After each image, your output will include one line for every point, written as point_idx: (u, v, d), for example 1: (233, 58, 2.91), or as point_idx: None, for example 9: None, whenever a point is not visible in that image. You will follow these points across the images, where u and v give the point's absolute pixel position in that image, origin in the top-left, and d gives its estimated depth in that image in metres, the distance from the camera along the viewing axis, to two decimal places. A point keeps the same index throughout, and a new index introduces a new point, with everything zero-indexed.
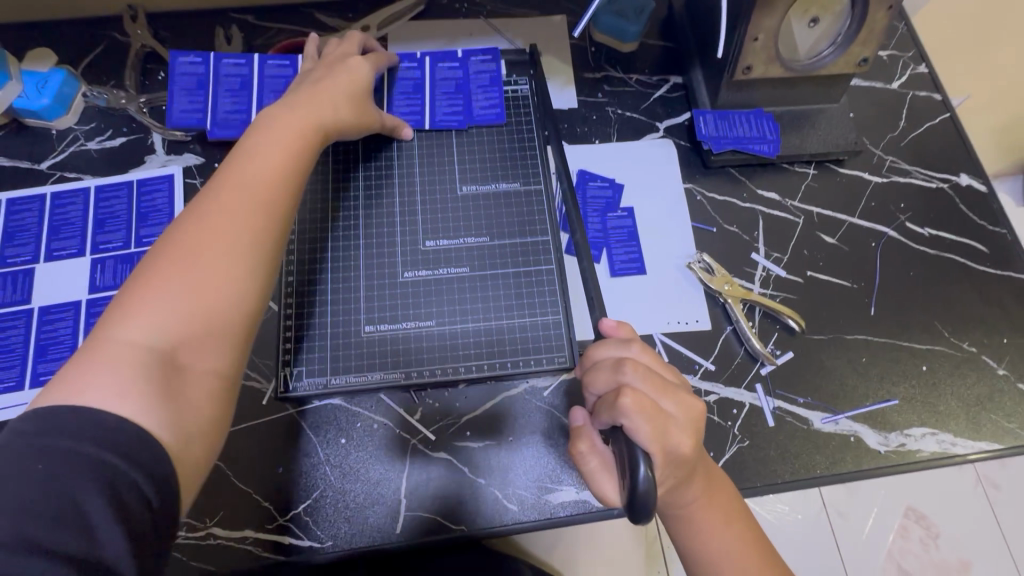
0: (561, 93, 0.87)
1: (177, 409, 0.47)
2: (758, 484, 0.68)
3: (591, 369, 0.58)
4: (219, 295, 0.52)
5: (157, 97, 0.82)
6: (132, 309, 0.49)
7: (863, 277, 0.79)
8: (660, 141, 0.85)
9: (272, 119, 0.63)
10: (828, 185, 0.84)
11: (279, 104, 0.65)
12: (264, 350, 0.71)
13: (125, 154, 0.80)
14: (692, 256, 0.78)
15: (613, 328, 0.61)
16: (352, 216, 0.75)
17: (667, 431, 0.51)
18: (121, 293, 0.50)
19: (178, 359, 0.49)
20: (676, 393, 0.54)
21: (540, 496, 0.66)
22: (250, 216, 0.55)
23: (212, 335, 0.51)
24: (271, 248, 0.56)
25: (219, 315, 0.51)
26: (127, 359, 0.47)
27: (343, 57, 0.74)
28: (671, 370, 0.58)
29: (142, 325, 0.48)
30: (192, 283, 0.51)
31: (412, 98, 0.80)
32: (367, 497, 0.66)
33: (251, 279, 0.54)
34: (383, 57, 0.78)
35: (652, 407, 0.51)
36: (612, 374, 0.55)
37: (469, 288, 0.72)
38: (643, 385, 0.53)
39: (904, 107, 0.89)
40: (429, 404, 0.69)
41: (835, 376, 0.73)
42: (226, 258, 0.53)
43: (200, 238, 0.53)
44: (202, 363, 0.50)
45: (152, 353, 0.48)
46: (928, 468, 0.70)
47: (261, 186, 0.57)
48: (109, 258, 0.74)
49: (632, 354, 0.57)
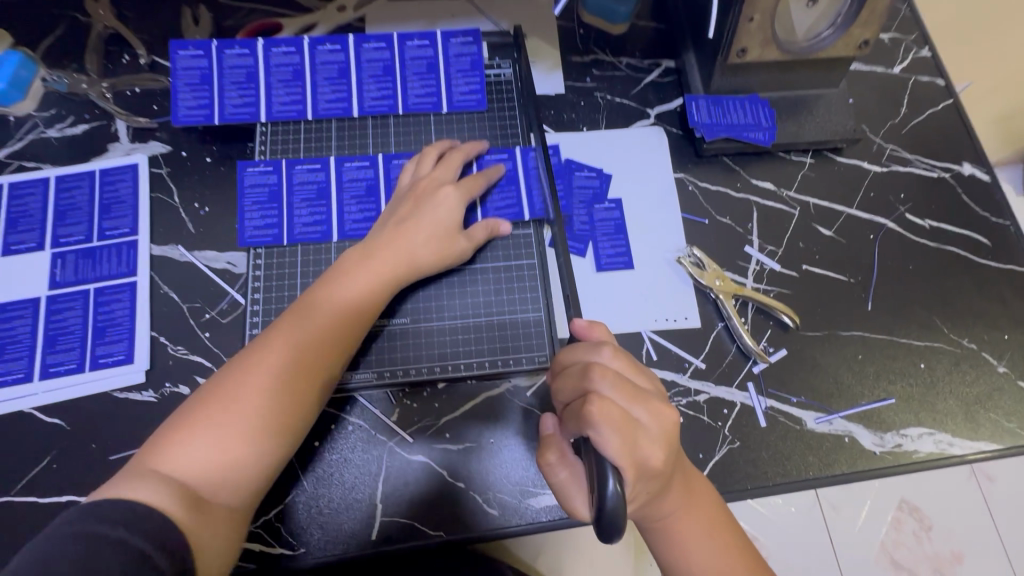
0: (547, 78, 0.83)
1: (209, 516, 0.50)
2: (749, 486, 0.66)
3: (561, 375, 0.54)
4: (263, 415, 0.55)
5: (120, 81, 0.77)
6: (187, 426, 0.53)
7: (861, 270, 0.76)
8: (651, 128, 0.81)
9: (347, 272, 0.64)
10: (825, 175, 0.80)
11: (356, 252, 0.66)
12: (232, 350, 0.68)
13: (86, 142, 0.76)
14: (682, 250, 0.75)
15: (585, 329, 0.58)
16: (324, 207, 0.72)
17: (637, 443, 0.49)
18: (181, 415, 0.55)
19: (216, 477, 0.52)
20: (648, 402, 0.51)
21: (521, 499, 0.64)
22: (299, 363, 0.58)
23: (250, 464, 0.54)
24: (310, 415, 0.58)
25: (258, 439, 0.54)
26: (170, 476, 0.50)
27: (438, 181, 0.70)
28: (645, 375, 0.54)
29: (190, 451, 0.52)
30: (240, 404, 0.55)
31: (505, 194, 0.74)
32: (342, 503, 0.63)
33: (289, 417, 0.56)
34: (482, 180, 0.72)
35: (621, 418, 0.48)
36: (580, 381, 0.51)
37: (445, 285, 0.70)
38: (613, 394, 0.50)
39: (906, 93, 0.86)
40: (405, 404, 0.67)
41: (830, 375, 0.71)
42: (268, 392, 0.56)
43: (258, 365, 0.57)
44: (240, 479, 0.53)
45: (194, 472, 0.52)
46: (925, 469, 0.68)
47: (315, 342, 0.59)
48: (70, 252, 0.70)
49: (603, 358, 0.53)
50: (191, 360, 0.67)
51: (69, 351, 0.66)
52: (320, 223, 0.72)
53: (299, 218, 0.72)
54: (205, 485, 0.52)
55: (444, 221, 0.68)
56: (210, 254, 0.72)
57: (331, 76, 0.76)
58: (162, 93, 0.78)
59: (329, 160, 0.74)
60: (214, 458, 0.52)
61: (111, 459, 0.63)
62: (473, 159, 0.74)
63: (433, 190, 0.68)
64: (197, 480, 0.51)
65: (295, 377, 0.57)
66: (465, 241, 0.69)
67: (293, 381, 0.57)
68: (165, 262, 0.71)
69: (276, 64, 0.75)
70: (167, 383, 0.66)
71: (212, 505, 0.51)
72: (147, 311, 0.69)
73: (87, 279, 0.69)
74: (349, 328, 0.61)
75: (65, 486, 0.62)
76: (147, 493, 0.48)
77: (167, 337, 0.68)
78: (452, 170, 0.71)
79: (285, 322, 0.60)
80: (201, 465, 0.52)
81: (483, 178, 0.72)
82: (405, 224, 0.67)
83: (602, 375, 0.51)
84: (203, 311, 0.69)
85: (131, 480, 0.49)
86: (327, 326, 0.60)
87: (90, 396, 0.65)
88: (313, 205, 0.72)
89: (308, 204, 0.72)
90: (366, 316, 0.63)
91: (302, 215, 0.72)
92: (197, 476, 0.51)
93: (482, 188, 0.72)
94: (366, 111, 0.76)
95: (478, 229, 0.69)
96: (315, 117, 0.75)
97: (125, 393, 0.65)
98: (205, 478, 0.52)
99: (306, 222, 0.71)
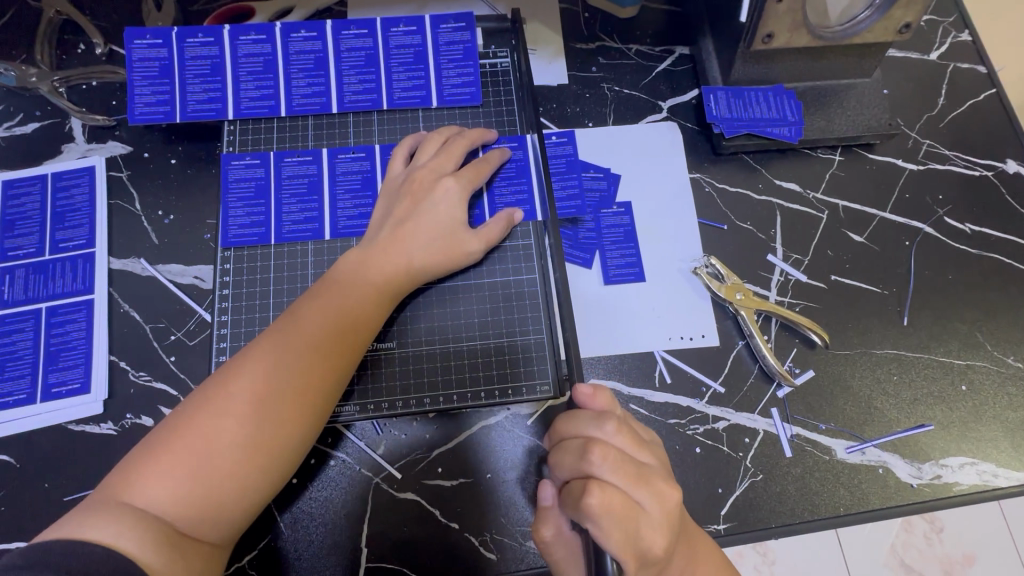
0: (548, 68, 0.75)
1: (184, 558, 0.43)
2: (772, 525, 0.59)
3: (558, 448, 0.49)
4: (253, 439, 0.48)
5: (74, 74, 0.70)
6: (162, 449, 0.46)
7: (895, 281, 0.68)
8: (663, 123, 0.73)
9: (347, 274, 0.58)
10: (855, 174, 0.73)
11: (353, 254, 0.59)
12: (200, 376, 0.61)
13: (37, 142, 0.68)
14: (698, 260, 0.68)
15: (588, 397, 0.51)
16: (299, 213, 0.65)
17: (640, 533, 0.43)
18: (157, 434, 0.47)
19: (193, 512, 0.45)
20: (652, 483, 0.45)
21: (522, 543, 0.57)
22: (295, 375, 0.51)
23: (237, 492, 0.47)
24: (307, 434, 0.51)
25: (245, 468, 0.47)
26: (140, 511, 0.43)
27: (437, 172, 0.62)
28: (650, 451, 0.48)
29: (165, 480, 0.45)
30: (224, 425, 0.47)
31: (516, 185, 0.67)
32: (322, 548, 0.56)
33: (282, 445, 0.49)
34: (486, 168, 0.64)
35: (623, 507, 0.43)
36: (578, 461, 0.46)
37: (436, 302, 0.63)
38: (614, 479, 0.44)
39: (944, 81, 0.78)
40: (393, 437, 0.60)
41: (861, 398, 0.64)
42: (257, 414, 0.48)
43: (246, 378, 0.49)
44: (224, 511, 0.47)
45: (167, 504, 0.44)
46: (967, 503, 0.61)
47: (313, 352, 0.52)
48: (19, 267, 0.63)
49: (604, 433, 0.48)
50: (154, 388, 0.61)
51: (19, 379, 0.60)
52: (311, 220, 0.65)
53: (289, 214, 0.65)
54: (183, 519, 0.45)
55: (450, 217, 0.61)
56: (175, 268, 0.65)
57: (308, 67, 0.68)
58: (122, 88, 0.71)
59: (320, 153, 0.67)
60: (194, 488, 0.45)
61: (65, 501, 0.56)
62: (478, 147, 0.66)
63: (437, 187, 0.61)
64: (172, 513, 0.44)
65: (289, 394, 0.50)
66: (474, 239, 0.62)
67: (287, 397, 0.50)
68: (126, 277, 0.64)
69: (245, 54, 0.68)
70: (128, 414, 0.59)
71: (190, 542, 0.44)
72: (105, 333, 0.62)
73: (39, 297, 0.62)
74: (352, 335, 0.55)
75: (16, 531, 0.56)
76: (113, 532, 0.41)
77: (128, 362, 0.61)
78: (453, 160, 0.63)
79: (278, 328, 0.53)
80: (177, 496, 0.45)
81: (488, 165, 0.64)
82: (407, 223, 0.60)
83: (603, 456, 0.45)
84: (168, 332, 0.62)
85: (95, 515, 0.43)
86: (326, 334, 0.53)
87: (42, 430, 0.58)
88: (304, 201, 0.65)
89: (298, 200, 0.65)
90: (370, 322, 0.57)
91: (292, 212, 0.65)
92: (173, 508, 0.44)
93: (486, 175, 0.64)
94: (346, 107, 0.68)
95: (492, 226, 0.62)
96: (290, 114, 0.67)
97: (81, 425, 0.59)
98: (183, 510, 0.45)
99: (297, 219, 0.65)
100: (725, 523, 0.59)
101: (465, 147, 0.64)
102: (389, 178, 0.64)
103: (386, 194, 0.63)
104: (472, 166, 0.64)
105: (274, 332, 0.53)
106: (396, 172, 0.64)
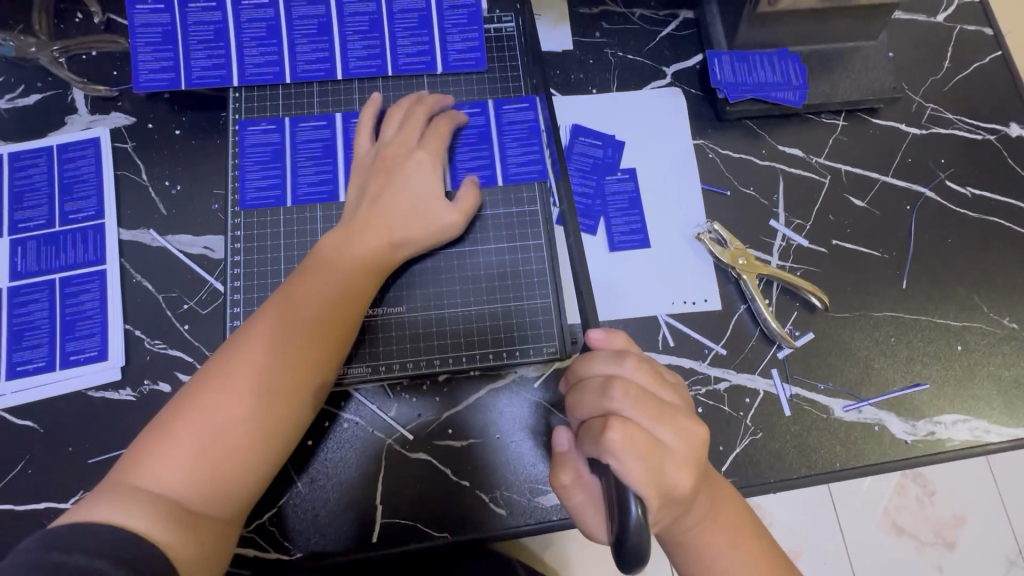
0: (553, 33, 0.74)
1: (197, 531, 0.46)
2: (771, 479, 0.61)
3: (578, 389, 0.50)
4: (252, 418, 0.50)
5: (73, 44, 0.69)
6: (164, 436, 0.48)
7: (896, 245, 0.69)
8: (668, 89, 0.73)
9: (333, 253, 0.58)
10: (858, 139, 0.73)
11: (333, 234, 0.59)
12: (214, 343, 0.62)
13: (40, 113, 0.68)
14: (702, 226, 0.69)
15: (603, 341, 0.52)
16: (307, 180, 0.65)
17: (663, 468, 0.45)
18: (156, 420, 0.49)
19: (201, 489, 0.47)
20: (674, 420, 0.48)
21: (530, 499, 0.60)
22: (287, 356, 0.52)
23: (242, 470, 0.49)
24: (304, 409, 0.53)
25: (247, 445, 0.49)
26: (150, 493, 0.45)
27: (408, 145, 0.63)
28: (670, 388, 0.50)
29: (170, 462, 0.47)
30: (222, 406, 0.49)
31: (477, 151, 0.67)
32: (339, 503, 0.59)
33: (280, 421, 0.51)
34: (445, 131, 0.64)
35: (645, 443, 0.45)
36: (599, 398, 0.47)
37: (420, 276, 0.64)
38: (634, 414, 0.46)
39: (950, 44, 0.77)
40: (404, 399, 0.62)
41: (859, 359, 0.66)
42: (254, 394, 0.50)
43: (242, 361, 0.51)
44: (232, 486, 0.49)
45: (174, 485, 0.46)
46: (958, 458, 0.64)
47: (303, 333, 0.53)
48: (31, 238, 0.64)
49: (624, 370, 0.49)
50: (171, 355, 0.62)
51: (37, 348, 0.61)
52: (327, 183, 0.65)
53: (303, 177, 0.65)
54: (193, 498, 0.47)
55: (428, 190, 0.61)
56: (184, 238, 0.65)
57: (311, 32, 0.68)
58: (123, 57, 0.70)
59: (333, 116, 0.67)
60: (201, 467, 0.47)
61: (90, 463, 0.58)
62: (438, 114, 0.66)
63: (415, 163, 0.62)
64: (183, 490, 0.46)
65: (283, 374, 0.52)
66: (455, 210, 0.62)
67: (282, 376, 0.51)
68: (135, 248, 0.65)
69: (247, 20, 0.67)
70: (146, 380, 0.61)
71: (203, 520, 0.47)
72: (119, 303, 0.63)
73: (52, 268, 0.63)
74: (343, 312, 0.56)
75: (44, 492, 0.58)
76: (127, 517, 0.43)
77: (143, 331, 0.62)
78: (416, 131, 0.63)
79: (266, 312, 0.54)
80: (184, 479, 0.47)
81: (444, 128, 0.64)
82: (384, 199, 0.60)
83: (623, 393, 0.47)
84: (180, 301, 0.63)
85: (106, 501, 0.44)
86: (315, 314, 0.54)
87: (64, 396, 0.60)
88: (318, 165, 0.66)
89: (313, 163, 0.66)
90: (361, 300, 0.58)
91: (306, 175, 0.66)
92: (182, 490, 0.46)
93: (447, 137, 0.65)
94: (352, 74, 0.68)
95: (468, 194, 0.63)
96: (294, 81, 0.67)
97: (101, 392, 0.60)
98: (192, 491, 0.47)
99: (311, 182, 0.65)
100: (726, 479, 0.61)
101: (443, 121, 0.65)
102: (357, 156, 0.64)
103: (361, 167, 0.63)
104: (433, 132, 0.64)
105: (260, 316, 0.54)
106: (363, 149, 0.64)
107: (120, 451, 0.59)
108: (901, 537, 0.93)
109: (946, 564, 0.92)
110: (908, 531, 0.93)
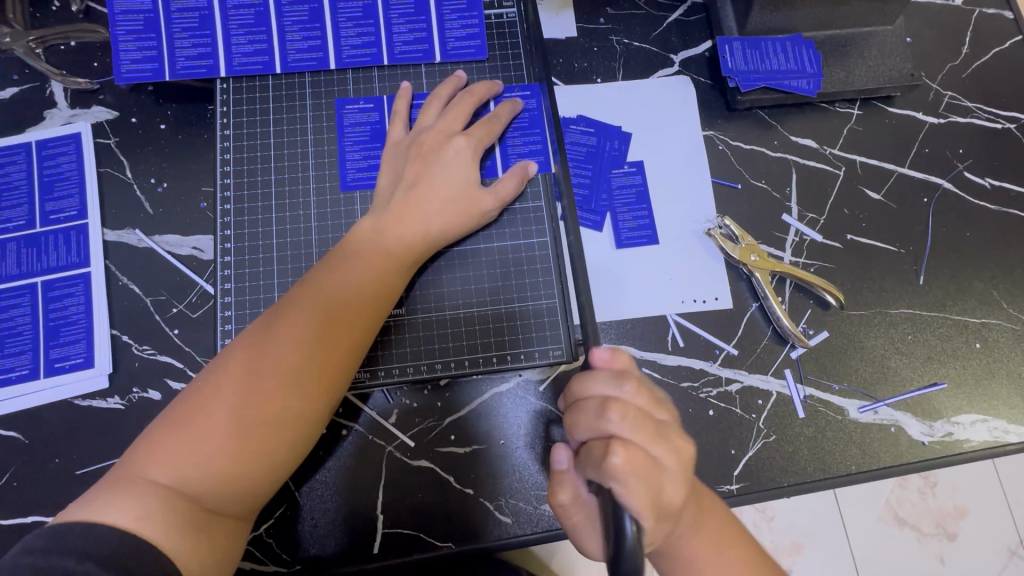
0: (556, 20, 0.71)
1: (207, 535, 0.43)
2: (783, 484, 0.59)
3: (575, 409, 0.48)
4: (274, 413, 0.47)
5: (51, 34, 0.65)
6: (182, 426, 0.45)
7: (912, 240, 0.67)
8: (675, 78, 0.70)
9: (359, 246, 0.55)
10: (874, 129, 0.70)
11: (368, 222, 0.57)
12: (205, 348, 0.60)
13: (17, 108, 0.64)
14: (712, 221, 0.66)
15: (606, 360, 0.49)
16: (301, 176, 0.63)
17: (662, 489, 0.43)
18: (175, 409, 0.47)
19: (215, 483, 0.45)
20: (670, 440, 0.46)
21: (535, 507, 0.58)
22: (313, 349, 0.49)
23: (259, 468, 0.46)
24: (327, 408, 0.50)
25: (266, 443, 0.47)
26: (161, 493, 0.43)
27: (447, 132, 0.60)
28: (666, 409, 0.48)
29: (186, 457, 0.44)
30: (244, 402, 0.47)
31: (529, 136, 0.64)
32: (336, 514, 0.57)
33: (301, 418, 0.48)
34: (496, 125, 0.62)
35: (645, 465, 0.43)
36: (597, 420, 0.45)
37: (446, 268, 0.61)
38: (635, 437, 0.44)
39: (968, 28, 0.74)
40: (405, 403, 0.60)
41: (875, 358, 0.63)
42: (279, 389, 0.48)
43: (266, 353, 0.48)
44: (247, 486, 0.46)
45: (187, 485, 0.44)
46: (977, 459, 0.62)
47: (330, 325, 0.51)
48: (11, 240, 0.61)
49: (624, 393, 0.47)
50: (160, 361, 0.59)
51: (21, 355, 0.58)
52: (374, 168, 0.63)
53: (352, 162, 0.63)
54: (207, 498, 0.44)
55: (463, 179, 0.59)
56: (173, 238, 0.62)
57: (302, 19, 0.64)
58: (103, 47, 0.66)
59: (380, 100, 0.65)
60: (215, 466, 0.45)
61: (78, 475, 0.56)
62: (486, 101, 0.64)
63: (453, 150, 0.59)
64: (198, 489, 0.44)
65: (307, 370, 0.49)
66: (489, 198, 0.60)
67: (308, 371, 0.49)
68: (121, 249, 0.62)
69: (234, 6, 0.63)
70: (134, 389, 0.58)
71: (212, 519, 0.44)
72: (105, 307, 0.60)
73: (33, 271, 0.60)
74: (370, 305, 0.53)
75: (31, 505, 0.56)
76: (137, 516, 0.41)
77: (131, 336, 0.60)
78: (461, 119, 0.61)
79: (291, 300, 0.52)
80: (198, 475, 0.44)
81: (498, 122, 0.62)
82: (419, 186, 0.58)
83: (621, 415, 0.45)
84: (169, 305, 0.61)
85: (116, 496, 0.42)
86: (341, 309, 0.52)
87: (48, 405, 0.57)
88: (367, 149, 0.63)
89: (361, 147, 0.63)
90: (389, 294, 0.55)
91: (355, 160, 0.63)
92: (197, 487, 0.44)
93: (497, 133, 0.62)
94: (345, 63, 0.64)
95: (506, 182, 0.60)
96: (285, 71, 0.64)
97: (88, 400, 0.58)
98: (205, 489, 0.44)
99: (361, 167, 0.63)
100: (738, 484, 0.59)
101: (467, 99, 0.62)
102: (392, 142, 0.62)
103: (392, 156, 0.61)
104: (482, 123, 0.61)
105: (286, 305, 0.51)
106: (399, 136, 0.62)
107: (107, 463, 0.56)
108: (902, 528, 0.92)
109: (948, 556, 0.91)
110: (910, 523, 0.92)
